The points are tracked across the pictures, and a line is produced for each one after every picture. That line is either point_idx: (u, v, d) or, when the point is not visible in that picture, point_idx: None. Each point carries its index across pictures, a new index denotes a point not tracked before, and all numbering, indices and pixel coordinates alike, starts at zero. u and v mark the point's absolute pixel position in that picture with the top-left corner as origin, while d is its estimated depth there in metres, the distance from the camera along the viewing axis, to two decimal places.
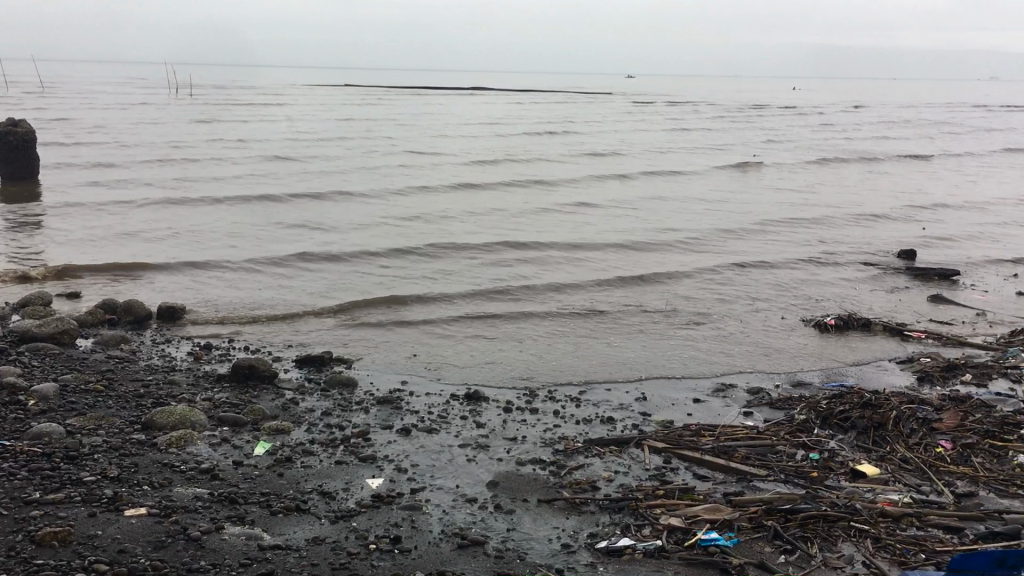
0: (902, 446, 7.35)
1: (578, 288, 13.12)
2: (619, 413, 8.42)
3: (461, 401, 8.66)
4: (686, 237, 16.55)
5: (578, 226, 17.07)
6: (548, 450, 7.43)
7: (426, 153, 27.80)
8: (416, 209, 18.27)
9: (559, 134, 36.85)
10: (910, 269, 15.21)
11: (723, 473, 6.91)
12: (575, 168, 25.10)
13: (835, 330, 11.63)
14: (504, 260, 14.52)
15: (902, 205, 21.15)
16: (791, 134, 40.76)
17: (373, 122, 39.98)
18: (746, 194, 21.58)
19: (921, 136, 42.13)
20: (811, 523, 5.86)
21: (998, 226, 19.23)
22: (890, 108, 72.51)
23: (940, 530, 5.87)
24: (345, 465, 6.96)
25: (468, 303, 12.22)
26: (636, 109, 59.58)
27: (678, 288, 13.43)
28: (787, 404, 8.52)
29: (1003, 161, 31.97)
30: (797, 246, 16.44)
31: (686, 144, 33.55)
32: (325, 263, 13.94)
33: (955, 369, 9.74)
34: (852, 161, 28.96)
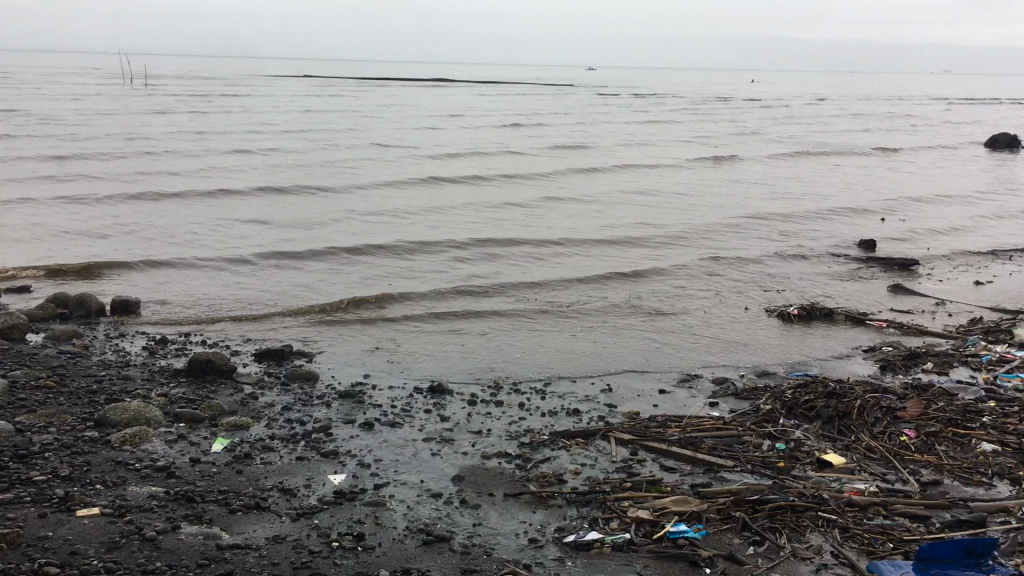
0: (867, 435, 7.35)
1: (544, 282, 13.03)
2: (584, 405, 8.34)
3: (424, 394, 8.53)
4: (650, 230, 16.55)
5: (543, 221, 16.98)
6: (513, 443, 7.34)
7: (391, 146, 27.53)
8: (381, 203, 18.06)
9: (524, 126, 36.76)
10: (872, 260, 15.32)
11: (691, 464, 6.86)
12: (541, 161, 25.02)
13: (798, 321, 11.67)
14: (470, 255, 14.38)
15: (864, 198, 21.35)
16: (754, 126, 41.07)
17: (335, 114, 39.63)
18: (709, 187, 21.66)
19: (881, 128, 42.67)
20: (779, 514, 5.82)
21: (958, 218, 19.47)
22: (851, 100, 73.46)
23: (907, 519, 5.85)
24: (306, 461, 6.80)
25: (431, 298, 12.09)
26: (601, 101, 59.69)
27: (643, 280, 13.41)
28: (753, 394, 8.50)
29: (960, 155, 32.44)
30: (760, 238, 16.51)
31: (651, 137, 33.60)
32: (287, 258, 13.71)
33: (917, 358, 9.80)
34: (813, 154, 29.21)
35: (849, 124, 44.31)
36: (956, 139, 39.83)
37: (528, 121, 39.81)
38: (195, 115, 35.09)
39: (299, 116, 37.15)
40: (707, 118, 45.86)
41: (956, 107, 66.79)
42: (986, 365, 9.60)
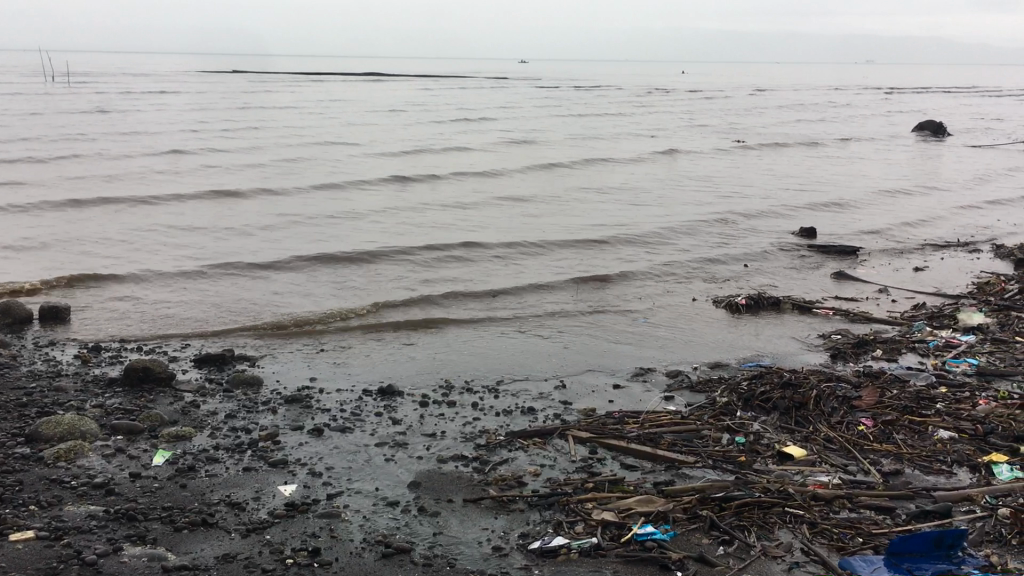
0: (825, 425, 7.30)
1: (493, 282, 12.85)
2: (539, 403, 8.17)
3: (374, 396, 8.26)
4: (595, 227, 16.50)
5: (490, 221, 16.79)
6: (469, 444, 7.12)
7: (331, 145, 27.01)
8: (323, 205, 17.66)
9: (465, 121, 36.47)
10: (816, 250, 15.45)
11: (652, 461, 6.73)
12: (485, 158, 24.76)
13: (747, 312, 11.67)
14: (416, 256, 14.12)
15: (805, 190, 21.59)
16: (694, 118, 41.40)
17: (271, 110, 38.86)
18: (652, 182, 21.72)
19: (817, 118, 43.37)
20: (747, 511, 5.72)
21: (896, 209, 19.80)
22: (787, 91, 74.63)
23: (872, 511, 5.79)
24: (253, 472, 6.49)
25: (376, 300, 11.82)
26: (541, 94, 59.58)
27: (590, 276, 13.32)
28: (708, 387, 8.41)
29: (892, 145, 33.15)
30: (704, 231, 16.56)
31: (593, 130, 33.62)
32: (229, 263, 13.27)
33: (866, 346, 9.84)
34: (753, 145, 29.51)
35: (784, 115, 44.95)
36: (888, 129, 40.66)
37: (468, 115, 39.55)
38: (127, 114, 34.05)
39: (234, 114, 36.28)
40: (646, 110, 46.12)
41: (888, 97, 68.27)
42: (934, 351, 9.68)
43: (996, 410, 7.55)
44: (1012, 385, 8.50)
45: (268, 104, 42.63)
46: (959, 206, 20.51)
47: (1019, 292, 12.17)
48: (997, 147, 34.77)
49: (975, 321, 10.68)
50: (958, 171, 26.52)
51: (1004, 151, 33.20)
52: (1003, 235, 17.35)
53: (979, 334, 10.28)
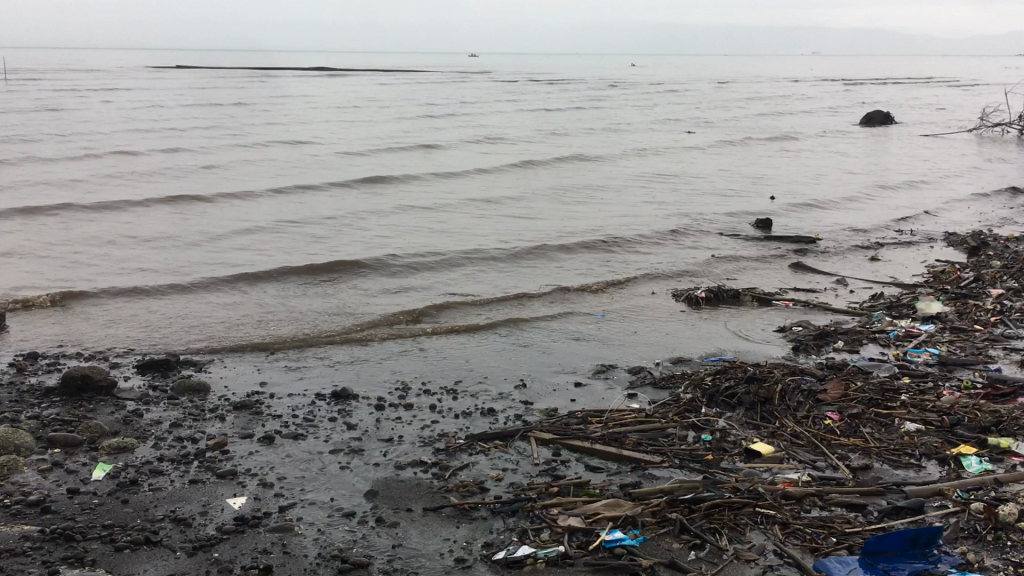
0: (791, 420, 7.16)
1: (452, 287, 12.58)
2: (500, 404, 7.92)
3: (327, 400, 7.96)
4: (552, 226, 16.33)
5: (446, 222, 16.52)
6: (428, 449, 6.86)
7: (284, 144, 26.47)
8: (277, 210, 17.23)
9: (420, 117, 36.03)
10: (775, 243, 15.41)
11: (617, 462, 6.52)
12: (440, 157, 24.42)
13: (708, 307, 11.55)
14: (372, 259, 13.80)
15: (760, 183, 21.62)
16: (650, 112, 41.37)
17: (222, 108, 38.11)
18: (610, 178, 21.59)
19: (772, 111, 43.57)
20: (716, 512, 5.53)
21: (851, 199, 19.86)
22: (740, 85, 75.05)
23: (844, 509, 5.65)
24: (200, 485, 6.17)
25: (329, 307, 11.53)
26: (498, 89, 59.08)
27: (547, 277, 13.16)
28: (671, 383, 8.24)
29: (843, 136, 33.51)
30: (662, 226, 16.47)
31: (548, 126, 33.45)
32: (179, 272, 12.85)
33: (827, 338, 9.74)
34: (709, 140, 29.50)
35: (738, 108, 45.24)
36: (838, 120, 41.14)
37: (423, 112, 39.18)
38: (71, 113, 33.11)
39: (184, 112, 35.44)
40: (602, 104, 46.11)
41: (838, 88, 69.25)
42: (895, 341, 9.61)
43: (961, 401, 7.48)
44: (974, 374, 8.45)
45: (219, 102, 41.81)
46: (913, 196, 20.65)
47: (973, 280, 12.22)
48: (945, 136, 35.29)
49: (934, 309, 10.65)
50: (908, 161, 26.82)
51: (950, 140, 33.72)
52: (956, 222, 17.50)
53: (937, 323, 10.25)
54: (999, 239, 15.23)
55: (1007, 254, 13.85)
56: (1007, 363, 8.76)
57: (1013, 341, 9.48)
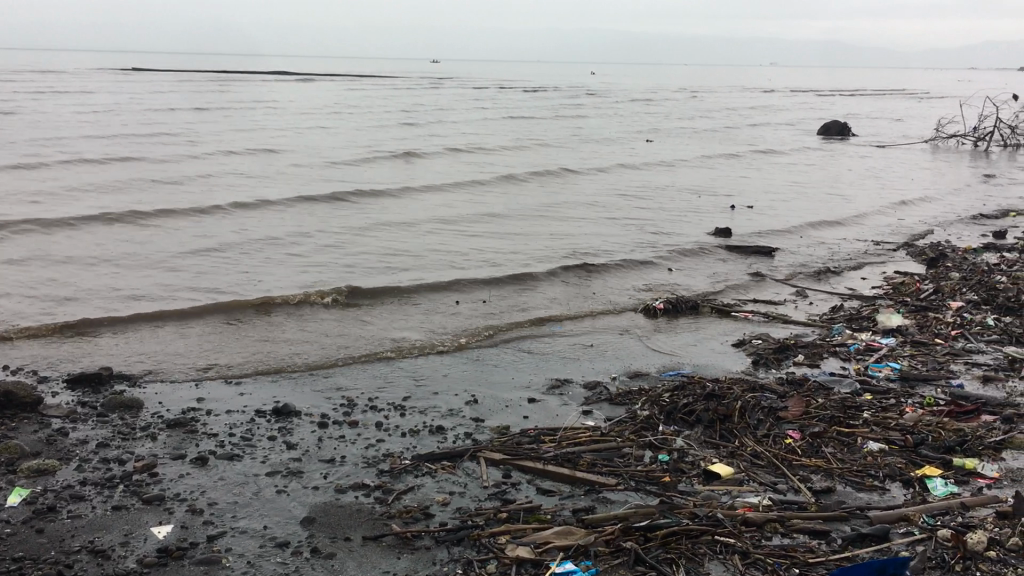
0: (751, 440, 6.89)
1: (409, 300, 12.21)
2: (449, 421, 7.57)
3: (267, 418, 7.57)
4: (512, 239, 16.06)
5: (403, 234, 16.18)
6: (371, 470, 6.49)
7: (243, 152, 25.90)
8: (233, 223, 16.70)
9: (380, 126, 35.59)
10: (738, 254, 15.26)
11: (570, 485, 6.21)
12: (402, 168, 24.06)
13: (667, 320, 11.31)
14: (327, 273, 13.40)
15: (722, 194, 21.57)
16: (612, 122, 41.32)
17: (178, 114, 37.34)
18: (571, 190, 21.39)
19: (733, 122, 43.79)
20: (674, 541, 5.24)
21: (811, 210, 19.83)
22: (702, 94, 75.41)
23: (806, 536, 5.39)
24: (123, 512, 5.74)
25: (278, 319, 11.13)
26: (461, 96, 58.70)
27: (505, 289, 12.88)
28: (628, 399, 7.94)
29: (803, 146, 33.78)
30: (622, 238, 16.27)
31: (511, 135, 33.23)
32: (124, 288, 12.30)
33: (787, 351, 9.52)
34: (670, 152, 29.45)
35: (700, 118, 45.49)
36: (796, 131, 41.47)
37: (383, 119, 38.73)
38: (19, 117, 32.11)
39: (141, 118, 34.62)
40: (565, 113, 46.11)
41: (799, 99, 70.13)
42: (855, 355, 9.42)
43: (924, 418, 7.29)
44: (936, 390, 8.28)
45: (178, 106, 40.98)
46: (872, 206, 20.67)
47: (933, 292, 12.13)
48: (901, 147, 35.74)
49: (895, 322, 10.50)
50: (866, 172, 27.04)
51: (906, 151, 34.09)
52: (913, 232, 17.54)
53: (897, 336, 10.10)
54: (956, 251, 15.22)
55: (965, 266, 13.83)
56: (968, 378, 8.62)
57: (974, 355, 9.36)
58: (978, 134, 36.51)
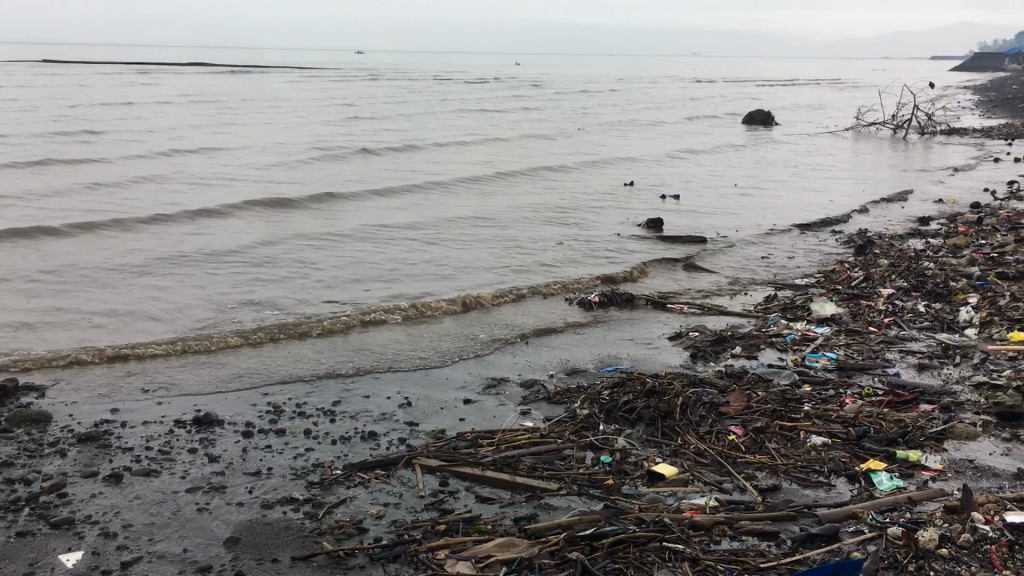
0: (693, 437, 6.72)
1: (340, 295, 11.76)
2: (382, 426, 7.24)
3: (187, 428, 7.15)
4: (444, 235, 15.74)
5: (332, 232, 15.74)
6: (299, 483, 6.14)
7: (167, 150, 24.96)
8: (157, 225, 15.97)
9: (306, 121, 34.82)
10: (673, 246, 15.18)
11: (510, 491, 5.95)
12: (333, 167, 23.47)
13: (604, 313, 11.12)
14: (254, 272, 12.91)
15: (654, 188, 21.55)
16: (541, 114, 41.23)
17: (96, 109, 36.01)
18: (503, 186, 21.15)
19: (660, 114, 44.10)
20: (621, 549, 5.02)
21: (742, 201, 19.95)
22: (628, 85, 75.87)
23: (756, 538, 5.22)
24: (27, 538, 5.30)
25: (201, 317, 10.63)
26: (390, 88, 57.88)
27: (437, 282, 12.57)
28: (567, 398, 7.71)
29: (733, 137, 34.11)
30: (555, 233, 16.10)
31: (441, 130, 32.86)
32: (37, 292, 11.59)
33: (724, 343, 9.40)
34: (601, 147, 29.39)
35: (629, 110, 45.70)
36: (723, 122, 41.88)
37: (310, 114, 37.99)
38: None
39: (56, 114, 33.30)
40: (496, 105, 45.86)
41: (728, 90, 71.14)
42: (792, 345, 9.34)
43: (865, 410, 7.22)
44: (873, 380, 8.23)
45: (100, 102, 39.49)
46: (801, 196, 20.86)
47: (862, 279, 12.17)
48: (826, 136, 36.37)
49: (828, 310, 10.48)
50: (793, 162, 27.39)
51: (830, 140, 34.67)
52: (842, 220, 17.71)
53: (831, 325, 10.08)
54: (883, 238, 15.38)
55: (892, 253, 13.97)
56: (904, 367, 8.60)
57: (907, 342, 9.37)
58: (898, 123, 37.34)
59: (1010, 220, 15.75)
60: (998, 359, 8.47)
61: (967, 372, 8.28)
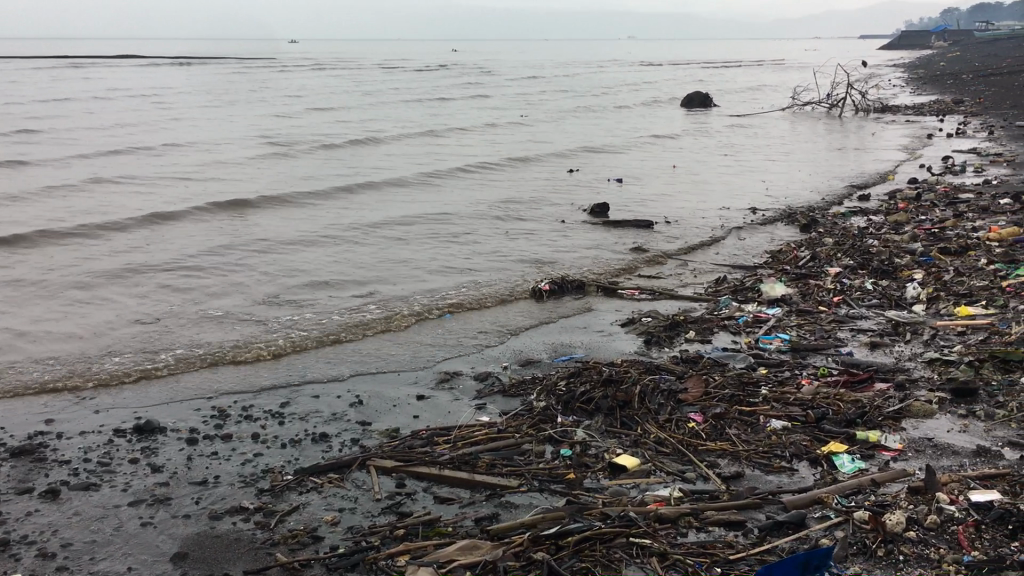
0: (653, 426, 6.61)
1: (285, 296, 11.45)
2: (333, 427, 7.00)
3: (128, 437, 6.84)
4: (390, 231, 15.49)
5: (276, 232, 15.39)
6: (249, 490, 5.90)
7: (102, 149, 24.23)
8: (94, 229, 15.42)
9: (243, 115, 34.13)
10: (622, 232, 15.12)
11: (469, 490, 5.78)
12: (274, 164, 22.98)
13: (555, 302, 10.99)
14: (196, 276, 12.54)
15: (600, 175, 21.49)
16: (482, 102, 40.98)
17: (23, 107, 34.83)
18: (448, 179, 20.92)
19: (602, 99, 44.11)
20: (587, 548, 4.87)
21: (686, 186, 20.00)
22: (567, 69, 75.90)
23: (723, 528, 5.12)
24: None
25: (143, 324, 10.27)
26: (328, 78, 57.08)
27: (385, 279, 12.33)
28: (522, 390, 7.55)
29: (674, 122, 34.28)
30: (503, 225, 15.94)
31: (382, 121, 32.44)
32: None
33: (677, 328, 9.33)
34: (545, 136, 29.31)
35: (570, 96, 45.68)
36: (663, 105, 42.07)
37: (247, 107, 37.25)
38: None
39: None
40: (437, 94, 45.50)
41: (665, 73, 71.58)
42: (745, 328, 9.30)
43: (822, 391, 7.18)
44: (827, 360, 8.22)
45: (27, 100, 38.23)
46: (744, 178, 20.99)
47: (810, 258, 12.22)
48: (763, 117, 36.75)
49: (778, 291, 10.48)
50: (734, 145, 27.59)
51: (769, 121, 35.05)
52: (786, 200, 17.82)
53: (782, 306, 10.07)
54: (827, 217, 15.49)
55: (837, 231, 14.07)
56: (856, 346, 8.61)
57: (858, 321, 9.39)
58: (833, 102, 37.87)
59: (948, 194, 16.00)
60: (948, 334, 8.52)
61: (919, 349, 8.31)
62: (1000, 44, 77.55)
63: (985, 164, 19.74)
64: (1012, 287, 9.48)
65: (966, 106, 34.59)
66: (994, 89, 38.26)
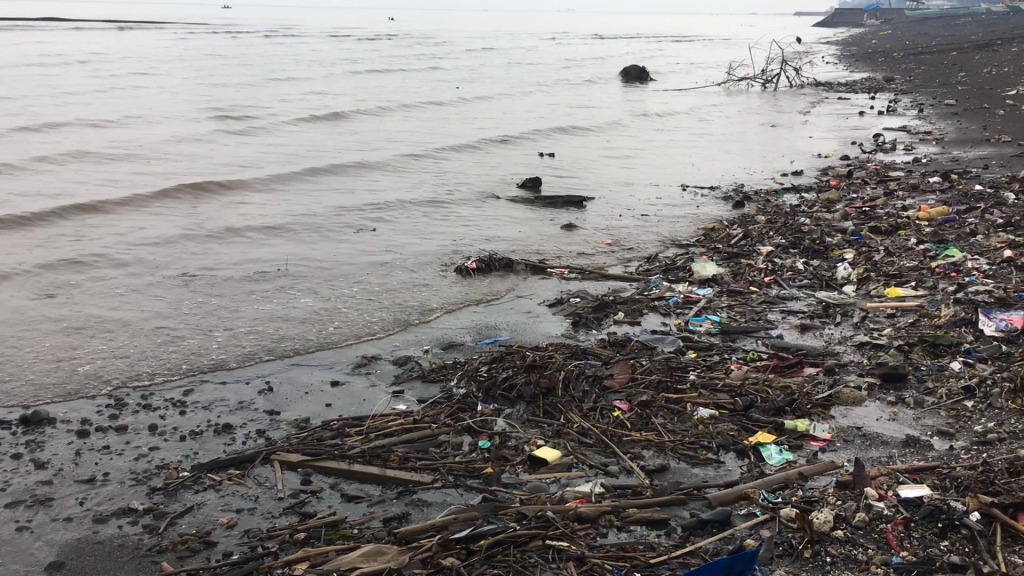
0: (576, 415, 6.32)
1: (202, 282, 10.92)
2: (239, 417, 6.57)
3: (13, 430, 6.32)
4: (316, 214, 14.99)
5: (197, 218, 14.81)
6: (141, 488, 5.46)
7: (18, 123, 22.99)
8: (5, 214, 14.53)
9: (168, 84, 32.97)
10: (555, 210, 14.83)
11: (378, 486, 5.42)
12: (201, 141, 22.11)
13: (481, 282, 10.63)
14: (108, 262, 11.95)
15: (534, 154, 21.16)
16: (417, 75, 40.30)
17: None
18: (379, 156, 20.41)
19: (539, 74, 43.77)
20: (499, 552, 4.56)
21: (620, 163, 19.80)
22: (504, 40, 75.12)
23: (645, 528, 4.85)
24: None
25: (47, 313, 9.70)
26: (259, 46, 55.46)
27: (307, 263, 11.86)
28: (442, 375, 7.20)
29: (610, 99, 34.05)
30: (433, 205, 15.55)
31: (312, 94, 31.59)
32: None
33: (605, 310, 9.06)
34: (480, 113, 28.88)
35: (508, 70, 45.20)
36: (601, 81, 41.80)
37: (170, 75, 35.97)
38: None
39: None
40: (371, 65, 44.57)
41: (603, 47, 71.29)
42: (674, 309, 9.06)
43: (751, 376, 6.96)
44: (757, 343, 8.01)
45: None
46: (679, 155, 20.84)
47: (742, 236, 12.06)
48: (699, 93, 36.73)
49: (709, 271, 10.27)
50: (669, 121, 27.50)
51: (704, 97, 35.09)
52: (720, 177, 17.71)
53: (713, 286, 9.85)
54: (760, 194, 15.37)
55: (769, 209, 13.95)
56: (786, 328, 8.43)
57: (788, 302, 9.22)
58: (768, 78, 38.04)
59: (878, 172, 16.02)
60: (878, 316, 8.38)
61: (848, 331, 8.16)
62: (928, 22, 78.85)
63: (915, 142, 19.86)
64: (940, 267, 9.39)
65: (896, 84, 35.02)
66: (923, 67, 38.86)
